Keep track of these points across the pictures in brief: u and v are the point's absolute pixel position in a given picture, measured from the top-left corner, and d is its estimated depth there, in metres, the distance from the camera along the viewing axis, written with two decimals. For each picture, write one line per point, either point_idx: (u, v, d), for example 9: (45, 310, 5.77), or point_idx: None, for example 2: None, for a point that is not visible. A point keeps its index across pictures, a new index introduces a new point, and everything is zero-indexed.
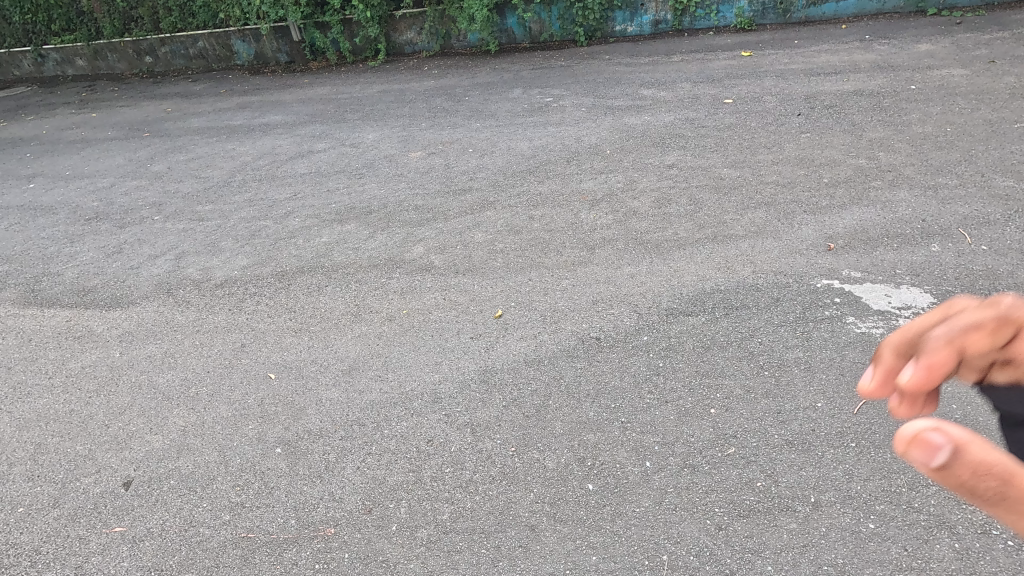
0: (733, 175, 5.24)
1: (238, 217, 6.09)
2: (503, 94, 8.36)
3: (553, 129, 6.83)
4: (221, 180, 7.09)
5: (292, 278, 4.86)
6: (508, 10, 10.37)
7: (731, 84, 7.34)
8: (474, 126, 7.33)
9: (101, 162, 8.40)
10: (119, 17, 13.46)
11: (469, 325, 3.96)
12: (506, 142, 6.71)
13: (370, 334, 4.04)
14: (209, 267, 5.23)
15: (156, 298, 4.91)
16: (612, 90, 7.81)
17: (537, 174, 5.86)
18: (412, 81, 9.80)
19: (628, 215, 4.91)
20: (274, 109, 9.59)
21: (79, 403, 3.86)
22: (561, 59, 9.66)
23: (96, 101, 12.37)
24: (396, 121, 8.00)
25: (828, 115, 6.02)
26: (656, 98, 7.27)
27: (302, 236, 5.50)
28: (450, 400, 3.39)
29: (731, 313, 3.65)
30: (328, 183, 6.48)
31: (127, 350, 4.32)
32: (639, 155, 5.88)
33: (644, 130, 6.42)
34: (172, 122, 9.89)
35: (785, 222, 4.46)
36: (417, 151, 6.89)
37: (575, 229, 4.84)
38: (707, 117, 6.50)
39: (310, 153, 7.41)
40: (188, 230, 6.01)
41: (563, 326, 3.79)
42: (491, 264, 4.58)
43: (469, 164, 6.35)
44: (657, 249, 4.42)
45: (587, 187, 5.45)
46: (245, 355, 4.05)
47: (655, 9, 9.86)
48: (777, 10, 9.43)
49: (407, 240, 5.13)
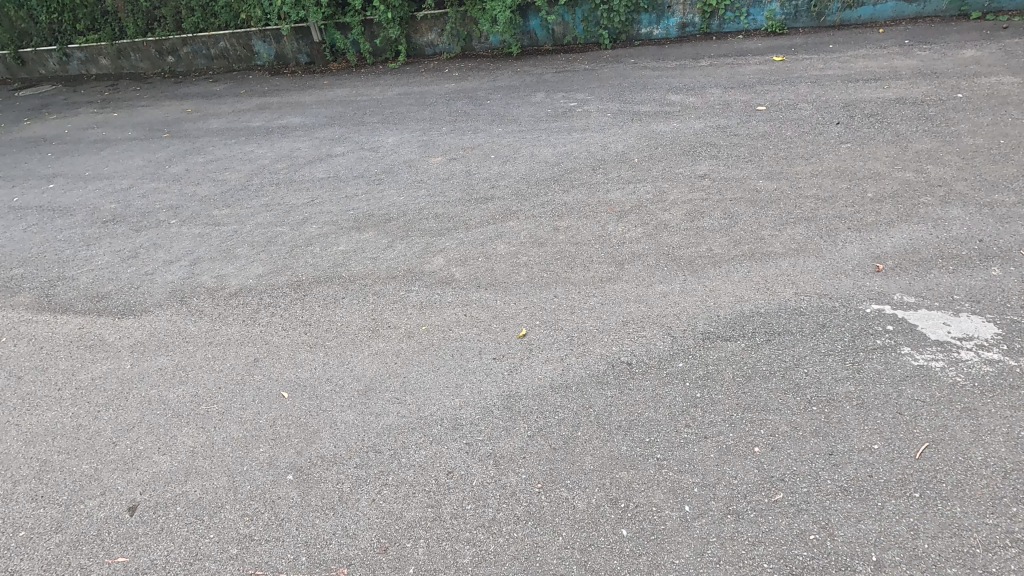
0: (769, 187, 4.98)
1: (255, 222, 5.96)
2: (526, 99, 8.16)
3: (578, 135, 6.62)
4: (239, 184, 6.98)
5: (308, 288, 4.71)
6: (532, 12, 10.18)
7: (763, 90, 7.07)
8: (496, 131, 7.14)
9: (120, 163, 8.36)
10: (142, 17, 13.53)
11: (491, 344, 3.76)
12: (529, 149, 6.50)
13: (387, 352, 3.86)
14: (224, 275, 5.10)
15: (169, 307, 4.79)
16: (638, 95, 7.57)
17: (562, 183, 5.65)
18: (433, 83, 9.65)
19: (658, 228, 4.68)
20: (294, 111, 9.49)
21: (87, 418, 3.74)
22: (585, 62, 9.44)
23: (118, 101, 12.41)
24: (416, 125, 7.85)
25: (869, 124, 5.73)
26: (685, 104, 7.02)
27: (319, 244, 5.35)
28: (472, 427, 3.20)
29: (773, 339, 3.41)
30: (346, 189, 6.33)
31: (139, 362, 4.19)
32: (669, 164, 5.64)
33: (673, 138, 6.18)
34: (192, 122, 9.85)
35: (828, 239, 4.19)
36: (438, 157, 6.71)
37: (602, 242, 4.62)
38: (739, 124, 6.24)
39: (329, 157, 7.27)
40: (204, 234, 5.90)
41: (591, 349, 3.57)
42: (514, 278, 4.38)
43: (491, 170, 6.16)
44: (690, 265, 4.18)
45: (614, 197, 5.23)
46: (257, 371, 3.90)
47: (683, 11, 9.60)
48: (811, 14, 9.12)
49: (426, 250, 4.96)
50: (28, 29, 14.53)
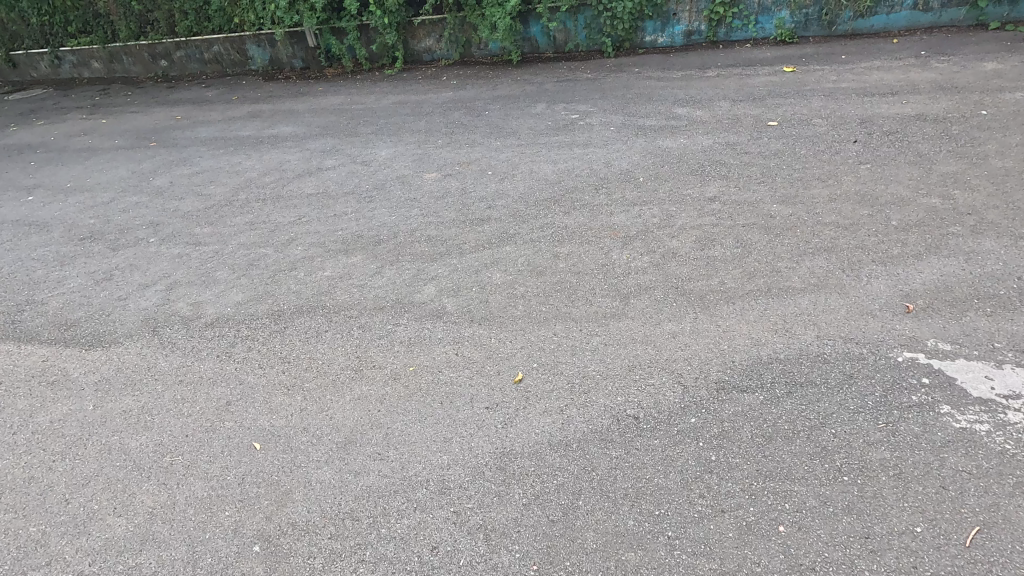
0: (784, 212, 4.66)
1: (237, 243, 5.64)
2: (525, 110, 7.84)
3: (580, 151, 6.30)
4: (224, 199, 6.66)
5: (289, 319, 4.39)
6: (532, 18, 9.87)
7: (774, 103, 6.75)
8: (494, 145, 6.82)
9: (103, 174, 8.03)
10: (135, 20, 13.24)
11: (484, 391, 3.43)
12: (528, 165, 6.19)
13: (371, 397, 3.53)
14: (201, 302, 4.78)
15: (140, 338, 4.46)
16: (643, 108, 7.25)
17: (563, 204, 5.33)
18: (430, 92, 9.33)
19: (665, 256, 4.36)
20: (285, 120, 9.17)
21: (40, 468, 3.40)
22: (587, 71, 9.13)
23: (108, 106, 12.10)
24: (411, 137, 7.53)
25: (889, 142, 5.41)
26: (692, 118, 6.70)
27: (303, 269, 5.02)
28: (460, 492, 2.87)
29: (795, 392, 3.08)
30: (336, 206, 6.01)
31: (101, 402, 3.86)
32: (675, 185, 5.33)
33: (680, 155, 5.86)
34: (180, 131, 9.53)
35: (851, 274, 3.86)
36: (432, 172, 6.40)
37: (606, 272, 4.30)
38: (750, 140, 5.92)
39: (319, 171, 6.95)
40: (183, 255, 5.58)
41: (594, 399, 3.24)
42: (510, 312, 4.05)
43: (488, 189, 5.84)
44: (700, 301, 3.86)
45: (618, 221, 4.91)
46: (229, 417, 3.57)
47: (688, 19, 9.29)
48: (821, 22, 8.81)
49: (417, 277, 4.64)
50: (20, 31, 14.25)
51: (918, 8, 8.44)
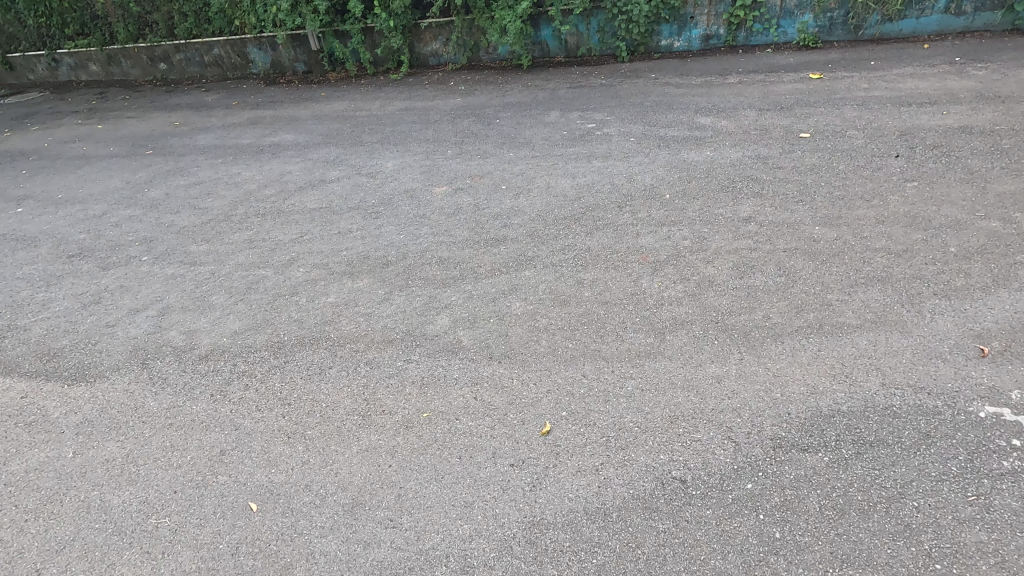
0: (827, 235, 4.28)
1: (235, 263, 5.28)
2: (539, 118, 7.48)
3: (599, 164, 5.95)
4: (222, 213, 6.30)
5: (291, 352, 4.03)
6: (543, 21, 9.52)
7: (804, 113, 6.38)
8: (507, 157, 6.46)
9: (96, 185, 7.68)
10: (134, 22, 12.90)
11: (508, 445, 3.06)
12: (545, 179, 5.82)
13: (382, 449, 3.17)
14: (195, 331, 4.42)
15: (128, 372, 4.10)
16: (663, 116, 6.89)
17: (584, 223, 4.96)
18: (437, 98, 8.97)
19: (701, 285, 4.00)
20: (287, 127, 8.82)
21: (11, 530, 3.04)
22: (601, 76, 8.76)
23: (104, 110, 11.76)
24: (419, 146, 7.17)
25: (935, 157, 5.04)
26: (716, 128, 6.34)
27: (306, 293, 4.67)
28: (487, 572, 2.51)
29: (864, 454, 2.72)
30: (340, 223, 5.64)
31: (82, 449, 3.50)
32: (705, 203, 4.96)
33: (707, 169, 5.49)
34: (178, 138, 9.18)
35: (912, 309, 3.49)
36: (442, 186, 6.03)
37: (636, 303, 3.94)
38: (782, 154, 5.55)
39: (322, 184, 6.59)
40: (177, 276, 5.22)
41: (633, 458, 2.88)
42: (533, 349, 3.68)
43: (502, 205, 5.48)
44: (744, 338, 3.49)
45: (645, 244, 4.54)
46: (222, 469, 3.21)
47: (707, 22, 8.92)
48: (847, 26, 8.43)
49: (429, 305, 4.27)
50: (17, 33, 13.91)
51: (950, 11, 8.06)
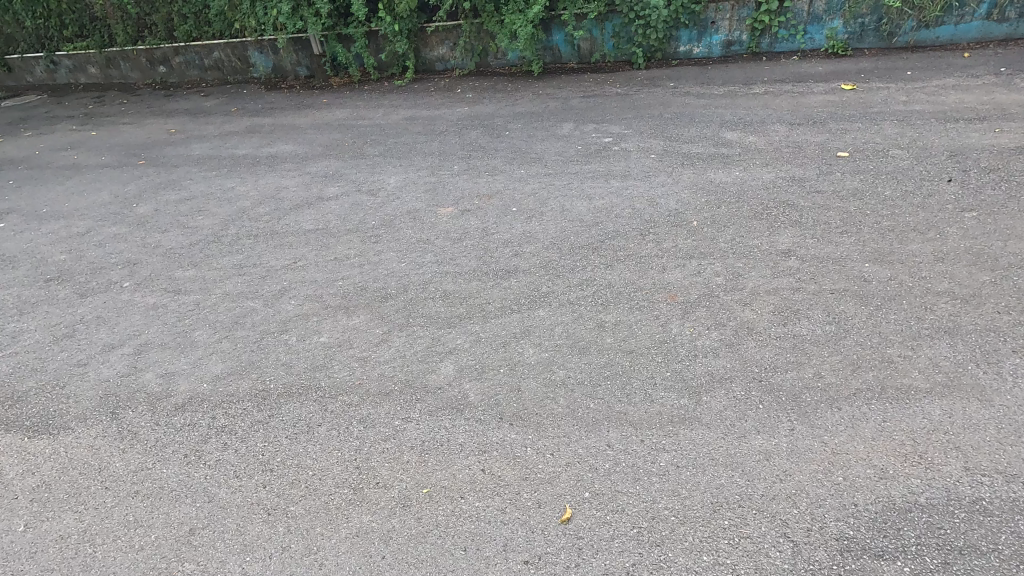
0: (879, 273, 3.81)
1: (222, 292, 4.86)
2: (551, 130, 7.04)
3: (618, 184, 5.49)
4: (212, 233, 5.89)
5: (277, 404, 3.60)
6: (555, 26, 9.06)
7: (839, 128, 5.90)
8: (518, 174, 6.02)
9: (84, 198, 7.28)
10: (133, 24, 12.53)
11: (523, 535, 2.63)
12: (559, 201, 5.38)
13: (377, 534, 2.74)
14: (173, 374, 4.00)
15: (95, 424, 3.68)
16: (685, 130, 6.43)
17: (603, 253, 4.51)
18: (443, 106, 8.53)
19: (739, 332, 3.53)
20: (286, 136, 8.41)
21: None
22: (617, 84, 8.29)
23: (100, 116, 11.40)
24: (423, 160, 6.74)
25: (993, 183, 4.56)
26: (744, 145, 5.87)
27: (297, 331, 4.24)
28: None
29: (953, 565, 2.26)
30: (336, 248, 5.21)
31: (35, 522, 3.09)
32: (737, 232, 4.49)
33: (737, 193, 5.02)
34: (172, 147, 8.79)
35: (991, 370, 3.02)
36: (447, 207, 5.59)
37: (665, 353, 3.48)
38: (819, 175, 5.08)
39: (320, 201, 6.17)
40: (158, 306, 4.80)
41: (670, 560, 2.44)
42: (550, 408, 3.23)
43: (513, 230, 5.04)
44: (794, 402, 3.02)
45: (673, 280, 4.09)
46: (191, 555, 2.79)
47: (728, 27, 8.45)
48: (879, 33, 7.93)
49: (432, 349, 3.83)
50: (15, 34, 13.57)
51: (992, 18, 7.60)
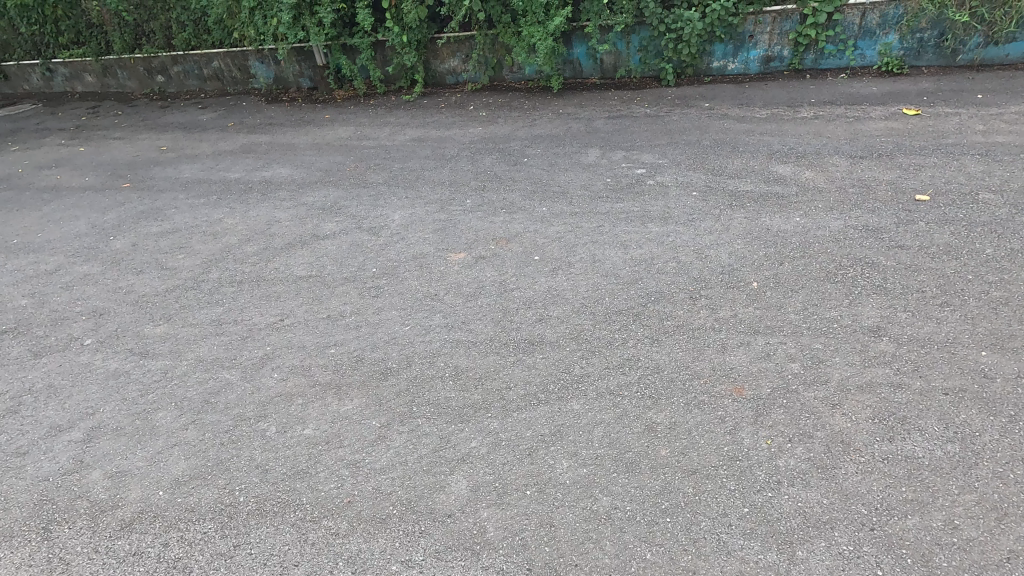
0: (1003, 367, 3.04)
1: (195, 357, 4.15)
2: (575, 157, 6.30)
3: (657, 228, 4.74)
4: (192, 276, 5.19)
5: (247, 528, 2.88)
6: (577, 38, 8.33)
7: (911, 163, 5.13)
8: (540, 212, 5.28)
9: (58, 228, 6.61)
10: (129, 31, 11.90)
11: None
12: (589, 248, 4.64)
13: None
14: (124, 474, 3.28)
15: (22, 546, 2.97)
16: (729, 162, 5.68)
17: (645, 322, 3.77)
18: (454, 126, 7.81)
19: (832, 449, 2.77)
20: (283, 157, 7.72)
21: None
22: (645, 103, 7.54)
23: (92, 128, 10.78)
24: (432, 192, 6.02)
25: None
26: (800, 182, 5.11)
27: (277, 417, 3.52)
28: None
29: None
30: (331, 302, 4.49)
31: None
32: (809, 298, 3.74)
33: (801, 245, 4.25)
34: (161, 167, 8.12)
35: None
36: (459, 253, 4.87)
37: (738, 476, 2.73)
38: (897, 224, 4.31)
39: (315, 240, 5.46)
40: (119, 374, 4.09)
41: None
42: (594, 558, 2.50)
43: (536, 285, 4.30)
44: (925, 569, 2.28)
45: (736, 364, 3.34)
46: None
47: (769, 42, 7.68)
48: (939, 49, 7.15)
49: (442, 454, 3.09)
50: (10, 40, 13.00)
51: None
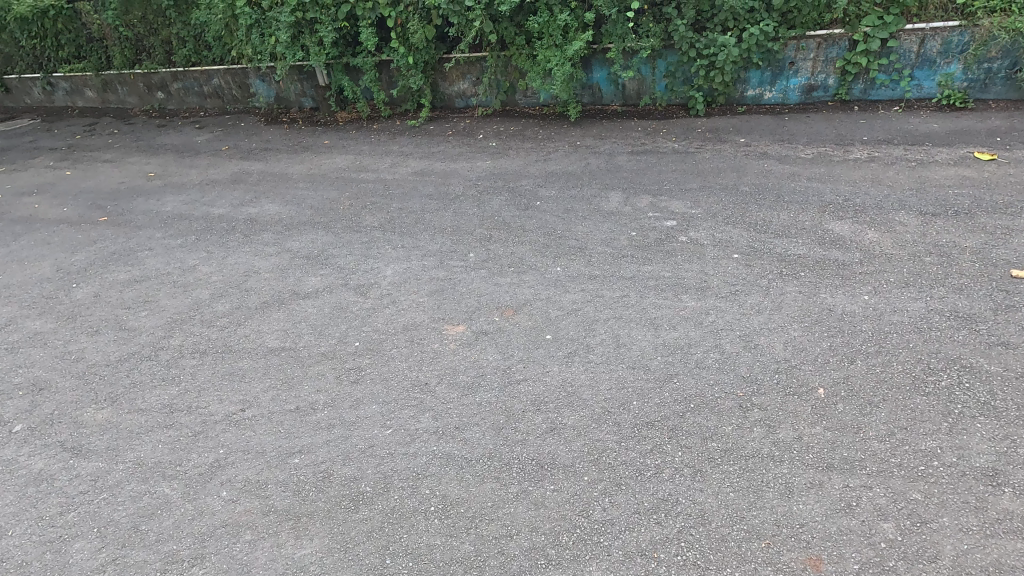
0: None
1: (133, 459, 3.44)
2: (594, 202, 5.55)
3: (694, 302, 3.96)
4: (151, 341, 4.50)
5: None
6: (597, 62, 7.59)
7: (996, 225, 4.31)
8: (554, 273, 4.53)
9: (22, 269, 6.00)
10: (129, 46, 11.39)
11: None
12: (612, 326, 3.86)
13: None
14: None
15: None
16: (774, 214, 4.89)
17: (686, 441, 2.98)
18: (461, 158, 7.11)
19: None
20: (273, 190, 7.06)
21: None
22: (672, 136, 6.77)
23: (84, 149, 10.25)
24: (432, 240, 5.31)
25: None
26: (863, 244, 4.31)
27: (215, 563, 2.78)
28: None
29: None
30: (303, 387, 3.78)
31: None
32: (895, 416, 2.93)
33: (876, 335, 3.45)
34: (144, 198, 7.51)
35: None
36: (456, 325, 4.12)
37: None
38: (994, 311, 3.50)
39: (294, 299, 4.75)
40: (41, 478, 3.39)
41: None
42: None
43: (547, 377, 3.53)
44: None
45: (808, 521, 2.54)
46: None
47: (813, 69, 6.89)
48: (1010, 82, 6.33)
49: None
50: (11, 54, 12.58)
51: None
